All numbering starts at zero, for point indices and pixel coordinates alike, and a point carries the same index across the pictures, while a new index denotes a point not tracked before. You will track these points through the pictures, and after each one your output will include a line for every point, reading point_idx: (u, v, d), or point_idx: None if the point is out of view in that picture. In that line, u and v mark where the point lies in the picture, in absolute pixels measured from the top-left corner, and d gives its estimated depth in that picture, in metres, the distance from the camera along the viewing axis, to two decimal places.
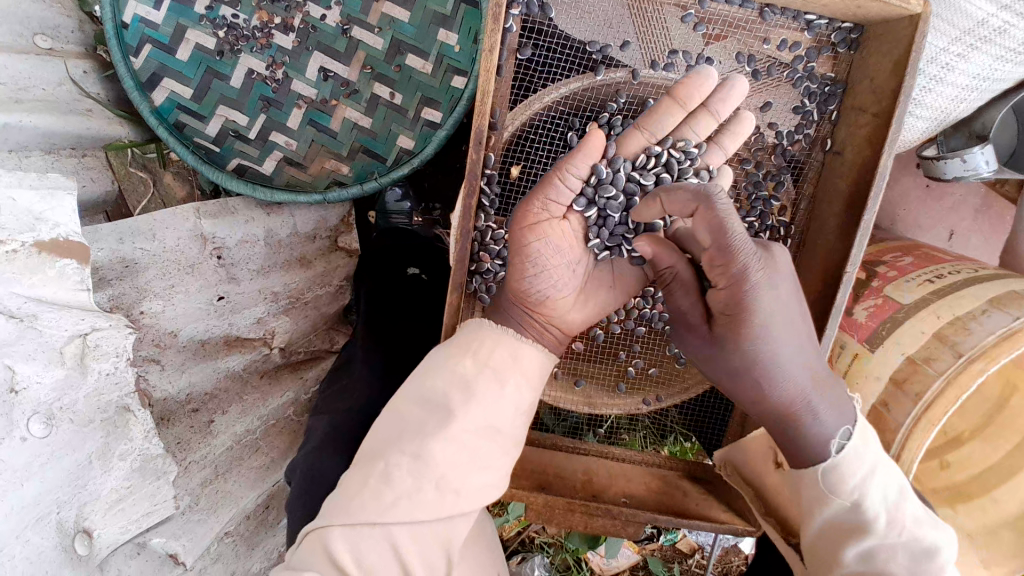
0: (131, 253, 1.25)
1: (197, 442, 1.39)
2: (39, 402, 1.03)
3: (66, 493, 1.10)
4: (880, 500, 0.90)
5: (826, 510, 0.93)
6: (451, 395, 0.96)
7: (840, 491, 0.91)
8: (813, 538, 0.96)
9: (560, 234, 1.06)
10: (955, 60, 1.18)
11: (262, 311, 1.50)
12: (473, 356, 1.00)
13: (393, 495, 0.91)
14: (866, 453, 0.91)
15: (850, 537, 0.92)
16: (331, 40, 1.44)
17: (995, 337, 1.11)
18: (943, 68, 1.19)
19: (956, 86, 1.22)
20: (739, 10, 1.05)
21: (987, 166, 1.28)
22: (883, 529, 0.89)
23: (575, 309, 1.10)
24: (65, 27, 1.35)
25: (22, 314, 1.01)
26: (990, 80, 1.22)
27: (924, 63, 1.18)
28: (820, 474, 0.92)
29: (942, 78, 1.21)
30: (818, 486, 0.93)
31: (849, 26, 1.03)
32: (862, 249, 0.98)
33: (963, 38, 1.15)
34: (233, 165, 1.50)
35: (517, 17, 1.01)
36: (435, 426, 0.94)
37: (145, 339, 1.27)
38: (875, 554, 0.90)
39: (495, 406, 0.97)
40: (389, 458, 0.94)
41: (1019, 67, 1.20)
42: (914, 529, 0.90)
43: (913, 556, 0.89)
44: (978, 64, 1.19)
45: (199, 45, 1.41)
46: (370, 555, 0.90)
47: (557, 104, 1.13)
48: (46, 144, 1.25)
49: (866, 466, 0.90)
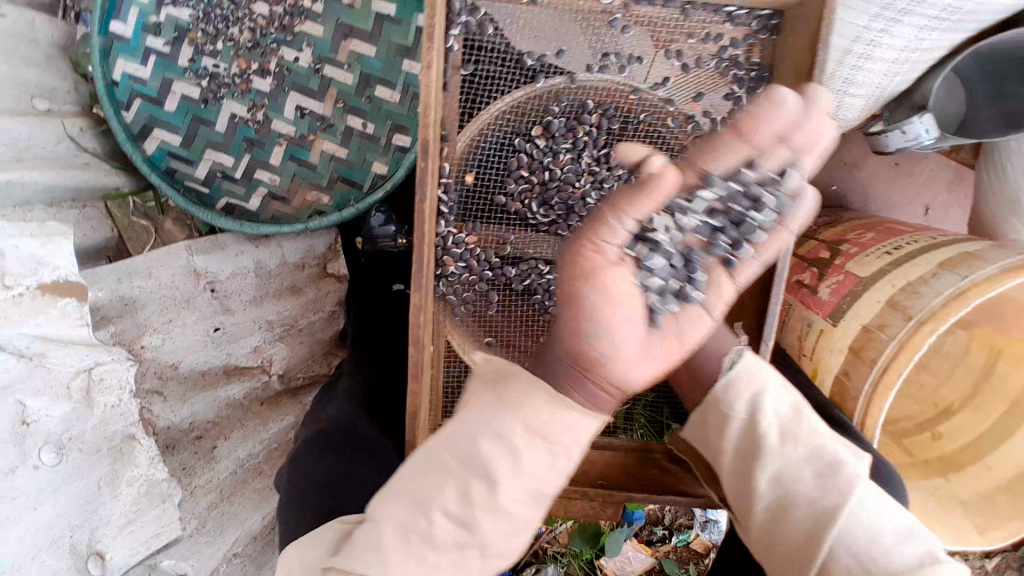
0: (129, 292, 1.35)
1: (201, 467, 1.45)
2: (49, 433, 1.13)
3: (78, 517, 1.17)
4: (772, 413, 0.96)
5: (728, 432, 1.00)
6: (497, 461, 0.82)
7: (732, 407, 0.99)
8: (731, 480, 1.01)
9: (625, 288, 0.94)
10: (879, 36, 1.15)
11: (258, 340, 1.59)
12: (529, 423, 0.84)
13: (397, 559, 0.82)
14: (760, 373, 0.99)
15: (755, 461, 0.96)
16: (305, 81, 1.55)
17: (946, 297, 1.16)
18: (868, 45, 1.16)
19: (885, 61, 1.19)
20: (662, 9, 1.10)
21: (928, 134, 1.25)
22: (776, 443, 0.94)
23: (639, 367, 0.92)
24: (61, 90, 1.44)
25: (30, 352, 1.11)
26: (919, 50, 1.18)
27: (845, 43, 1.16)
28: (717, 396, 1.00)
29: (869, 54, 1.18)
30: (721, 409, 1.00)
31: (768, 13, 1.08)
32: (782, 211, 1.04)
33: (882, 14, 1.11)
34: (221, 205, 1.60)
35: (458, 36, 1.09)
36: (452, 491, 0.83)
37: (147, 372, 1.35)
38: (780, 473, 0.94)
39: (547, 472, 0.84)
40: (389, 517, 0.85)
41: (947, 32, 1.16)
42: (813, 441, 0.93)
43: (825, 472, 0.91)
44: (902, 38, 1.15)
45: (185, 95, 1.52)
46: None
47: (506, 114, 1.18)
48: (48, 198, 1.33)
49: (755, 384, 0.97)
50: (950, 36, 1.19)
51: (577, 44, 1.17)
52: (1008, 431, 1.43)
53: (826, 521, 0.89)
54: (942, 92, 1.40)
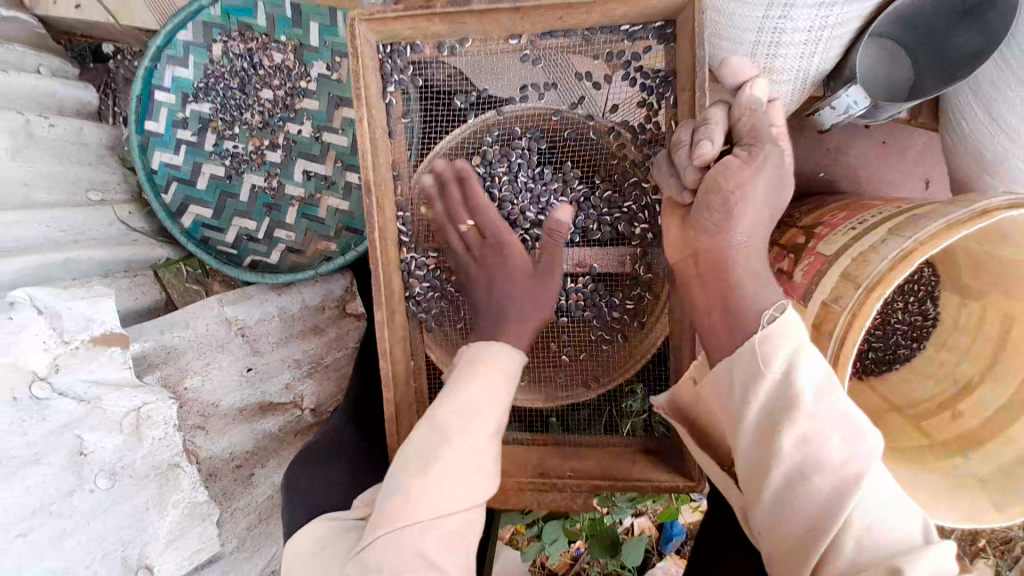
0: (172, 340, 1.61)
1: (240, 491, 1.65)
2: (104, 462, 1.36)
3: (128, 534, 1.38)
4: (806, 375, 0.94)
5: (761, 389, 0.97)
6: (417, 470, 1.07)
7: (770, 363, 0.96)
8: (748, 443, 0.99)
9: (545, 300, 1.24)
10: (781, 23, 1.20)
11: (288, 377, 1.81)
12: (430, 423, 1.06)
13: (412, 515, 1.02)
14: (795, 330, 0.98)
15: (781, 422, 0.95)
16: (308, 148, 1.81)
17: (891, 261, 1.12)
18: (774, 33, 1.22)
19: (796, 44, 1.23)
20: (564, 40, 1.22)
21: (857, 105, 1.27)
22: (812, 407, 0.93)
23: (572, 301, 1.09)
24: (111, 181, 1.80)
25: (88, 396, 1.36)
26: (829, 28, 1.21)
27: (751, 33, 1.23)
28: (756, 349, 0.98)
29: (778, 41, 1.23)
30: (754, 362, 0.98)
31: (660, 25, 1.16)
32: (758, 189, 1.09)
33: (774, 2, 1.17)
34: (247, 262, 1.86)
35: (395, 93, 1.28)
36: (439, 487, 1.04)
37: (191, 411, 1.58)
38: (808, 437, 0.92)
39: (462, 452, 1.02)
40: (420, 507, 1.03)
41: (851, 6, 1.18)
42: (841, 409, 0.92)
43: (851, 441, 0.91)
44: (806, 20, 1.19)
45: (213, 174, 1.82)
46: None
47: (450, 152, 1.36)
48: (103, 270, 1.63)
49: (791, 343, 0.96)
50: (857, 7, 1.19)
51: (500, 79, 1.34)
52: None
53: (841, 495, 0.90)
54: (883, 63, 1.39)
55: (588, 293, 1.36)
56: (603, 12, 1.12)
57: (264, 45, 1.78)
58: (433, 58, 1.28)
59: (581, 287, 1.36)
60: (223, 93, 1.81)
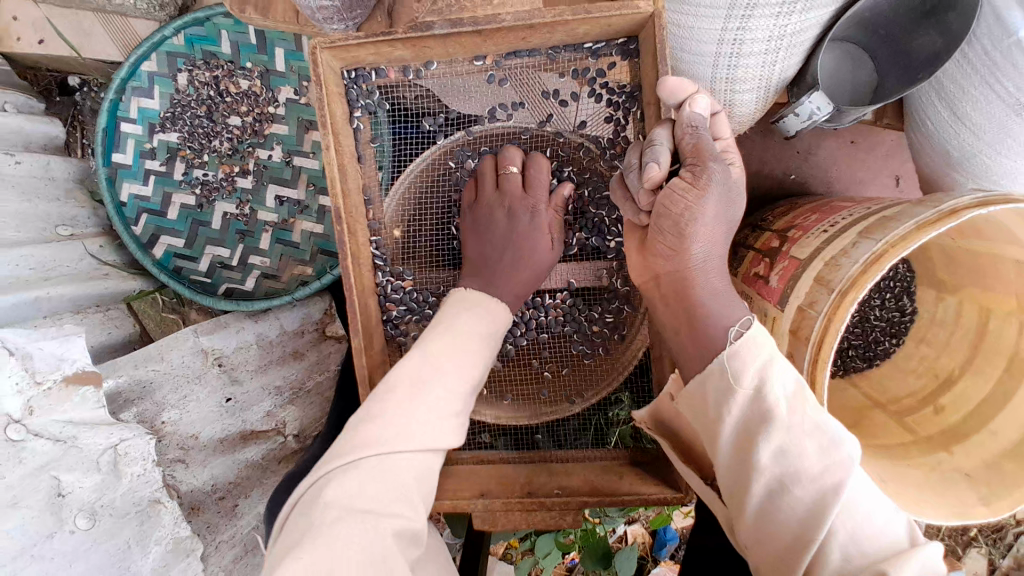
0: (145, 375, 1.58)
1: (224, 523, 1.63)
2: (84, 500, 1.35)
3: (113, 572, 1.36)
4: (779, 389, 0.97)
5: (734, 405, 1.00)
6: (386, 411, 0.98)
7: (740, 379, 0.99)
8: (728, 457, 1.02)
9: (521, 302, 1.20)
10: (739, 33, 1.22)
11: (269, 405, 1.80)
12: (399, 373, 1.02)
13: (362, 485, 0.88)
14: (762, 344, 1.00)
15: (758, 435, 0.97)
16: (279, 173, 1.81)
17: (863, 264, 1.15)
18: (734, 43, 1.24)
19: (756, 54, 1.25)
20: (529, 60, 1.23)
21: (820, 110, 1.29)
22: (787, 419, 0.95)
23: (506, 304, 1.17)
24: (81, 216, 1.77)
25: (63, 436, 1.34)
26: (786, 36, 1.23)
27: (711, 45, 1.25)
28: (725, 366, 1.01)
29: (738, 52, 1.25)
30: (726, 379, 1.01)
31: (624, 40, 1.18)
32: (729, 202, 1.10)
33: (732, 14, 1.19)
34: (223, 290, 1.83)
35: (362, 117, 1.29)
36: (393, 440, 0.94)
37: (170, 444, 1.57)
38: (784, 449, 0.95)
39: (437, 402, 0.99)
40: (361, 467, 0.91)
41: (807, 15, 1.21)
42: (816, 417, 0.94)
43: (828, 451, 0.93)
44: (763, 29, 1.21)
45: (183, 204, 1.81)
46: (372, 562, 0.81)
47: (419, 174, 1.37)
48: (75, 306, 1.60)
49: (759, 358, 0.99)
50: (814, 15, 1.22)
51: (470, 97, 1.32)
52: (1009, 393, 1.39)
53: (823, 504, 0.92)
54: (846, 66, 1.44)
55: (567, 309, 1.35)
56: (562, 31, 1.13)
57: (229, 73, 1.78)
58: (400, 82, 1.29)
59: (560, 303, 1.35)
60: (190, 122, 1.80)
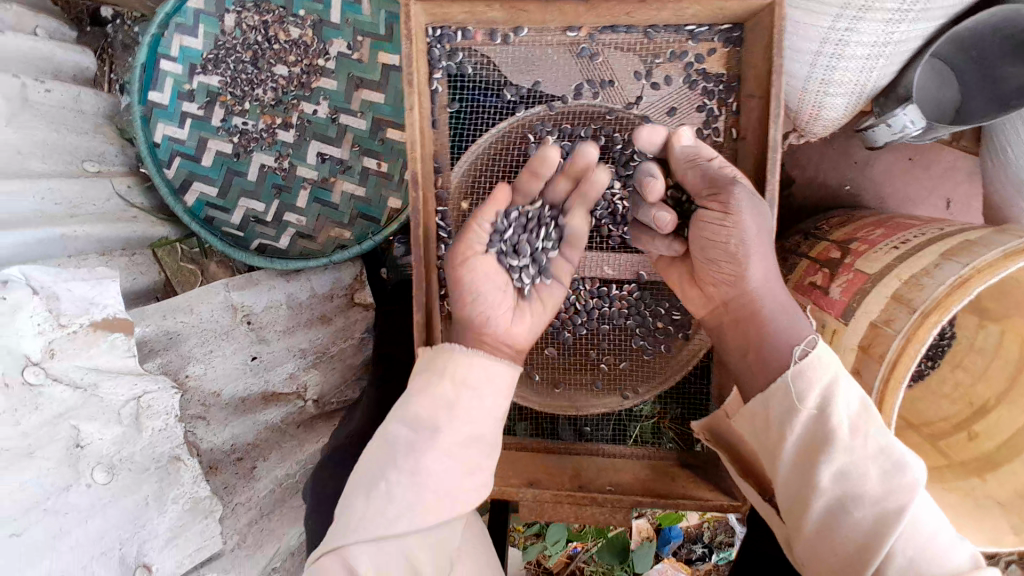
0: (173, 326, 1.51)
1: (242, 486, 1.56)
2: (103, 454, 1.29)
3: (127, 531, 1.29)
4: (843, 407, 0.95)
5: (797, 422, 0.98)
6: (433, 419, 1.09)
7: (805, 397, 0.97)
8: (785, 473, 1.00)
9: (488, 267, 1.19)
10: (846, 35, 1.19)
11: (292, 367, 1.74)
12: (451, 379, 1.13)
13: (395, 509, 1.04)
14: (828, 363, 0.98)
15: (820, 453, 0.95)
16: (324, 130, 1.71)
17: (948, 287, 1.14)
18: (838, 44, 1.21)
19: (859, 57, 1.22)
20: (626, 36, 1.18)
21: (914, 126, 1.27)
22: (851, 439, 0.93)
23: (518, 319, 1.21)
24: (109, 152, 1.67)
25: (84, 382, 1.27)
26: (891, 43, 1.21)
27: (815, 44, 1.22)
28: (789, 382, 0.99)
29: (841, 53, 1.22)
30: (789, 395, 0.99)
31: (728, 27, 1.14)
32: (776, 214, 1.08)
33: (844, 13, 1.17)
34: (255, 246, 1.75)
35: (441, 79, 1.22)
36: (423, 444, 1.08)
37: (192, 400, 1.51)
38: (847, 468, 0.93)
39: (477, 416, 1.12)
40: (388, 478, 1.06)
41: (914, 24, 1.19)
42: (879, 440, 0.93)
43: (891, 473, 0.91)
44: (870, 33, 1.18)
45: (219, 151, 1.71)
46: (383, 560, 1.03)
47: (492, 144, 1.29)
48: (100, 248, 1.51)
49: (825, 375, 0.97)
50: (922, 25, 1.20)
51: (551, 70, 1.26)
52: None
53: (883, 527, 0.89)
54: (934, 82, 1.39)
55: (633, 302, 1.34)
56: (673, 9, 1.08)
57: (281, 20, 1.68)
58: (486, 45, 1.22)
59: (627, 295, 1.34)
60: (234, 67, 1.69)
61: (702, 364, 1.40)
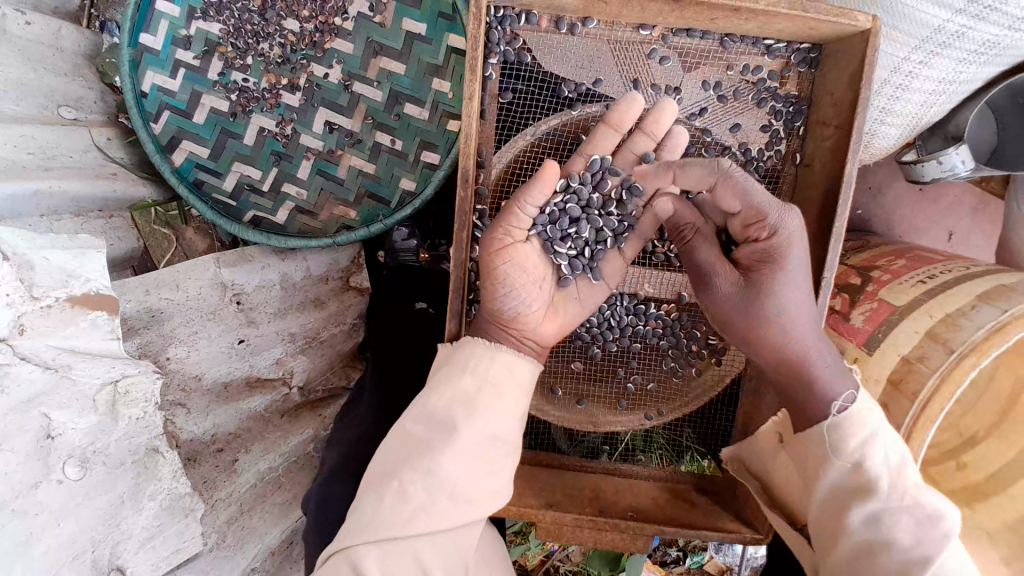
0: (156, 304, 1.34)
1: (223, 481, 1.43)
2: (74, 446, 1.09)
3: (100, 532, 1.13)
4: (881, 458, 0.92)
5: (833, 471, 0.95)
6: (454, 410, 0.98)
7: (841, 450, 0.94)
8: (817, 514, 0.98)
9: (526, 256, 1.10)
10: (918, 68, 1.22)
11: (280, 352, 1.59)
12: (472, 373, 1.01)
13: (410, 510, 0.92)
14: (869, 416, 0.94)
15: (851, 501, 0.93)
16: (334, 96, 1.55)
17: (985, 332, 1.12)
18: (908, 75, 1.23)
19: (923, 91, 1.26)
20: (703, 42, 1.13)
21: (964, 166, 1.32)
22: (884, 491, 0.90)
23: (547, 321, 1.13)
24: (87, 99, 1.48)
25: (55, 365, 1.06)
26: (956, 82, 1.25)
27: (885, 72, 1.22)
28: (824, 430, 0.96)
29: (909, 85, 1.24)
30: (824, 443, 0.96)
31: (807, 47, 1.10)
32: (838, 251, 1.03)
33: (922, 45, 1.18)
34: (249, 217, 1.61)
35: (496, 65, 1.12)
36: (440, 442, 0.95)
37: (172, 384, 1.34)
38: (879, 519, 0.90)
39: (498, 415, 1.00)
40: (401, 475, 0.94)
41: (983, 66, 1.24)
42: (917, 495, 0.90)
43: (923, 527, 0.88)
44: (942, 68, 1.22)
45: (214, 108, 1.54)
46: (395, 565, 0.90)
47: (541, 141, 1.21)
48: (75, 207, 1.31)
49: (863, 427, 0.93)
50: (986, 69, 1.25)
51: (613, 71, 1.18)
52: None
53: None
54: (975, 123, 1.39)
55: (669, 322, 1.29)
56: (762, 21, 1.01)
57: None
58: (550, 34, 1.13)
59: (664, 315, 1.30)
60: (238, 15, 1.51)
61: (729, 392, 1.34)
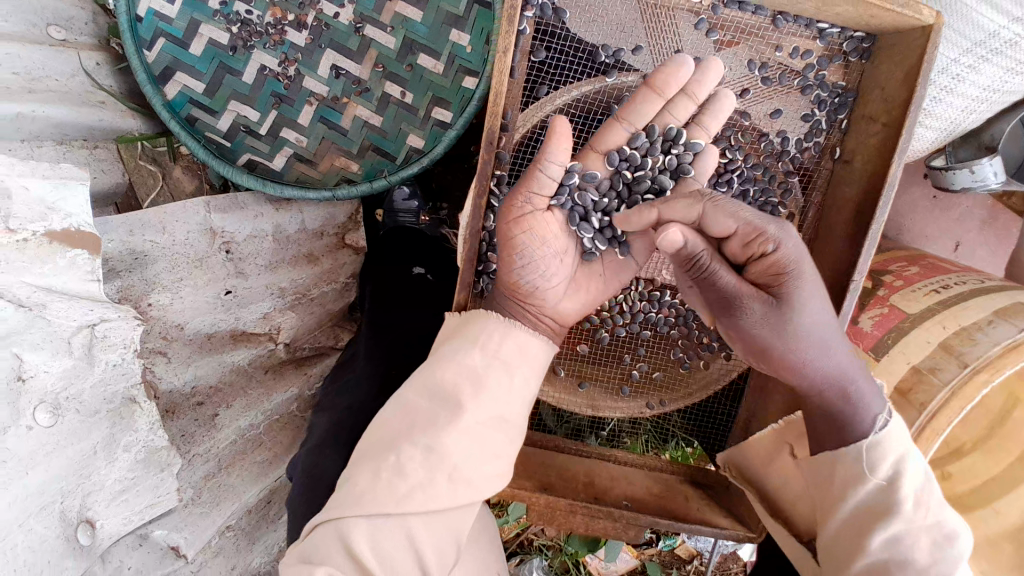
0: (140, 245, 1.26)
1: (202, 435, 1.37)
2: (46, 391, 0.98)
3: (71, 482, 1.04)
4: (909, 479, 0.88)
5: (858, 491, 0.90)
6: (462, 390, 0.93)
7: (875, 469, 0.89)
8: (834, 529, 0.93)
9: (546, 228, 1.05)
10: (965, 71, 1.21)
11: (269, 306, 1.50)
12: (484, 351, 0.97)
13: (407, 487, 0.86)
14: (899, 435, 0.90)
15: (876, 520, 0.89)
16: (343, 39, 1.44)
17: (1001, 348, 1.10)
18: (954, 78, 1.22)
19: (965, 97, 1.26)
20: (751, 17, 1.08)
21: (995, 177, 1.31)
22: (911, 511, 0.87)
23: (567, 301, 1.09)
24: (78, 19, 1.37)
25: (30, 302, 0.96)
26: (1000, 92, 1.25)
27: (935, 73, 1.21)
28: (863, 450, 0.90)
29: (953, 88, 1.24)
30: (858, 462, 0.90)
31: (860, 35, 1.05)
32: (869, 256, 0.99)
33: (974, 50, 1.18)
34: (243, 160, 1.51)
35: (531, 19, 1.04)
36: (445, 419, 0.90)
37: (151, 331, 1.25)
38: (900, 540, 0.87)
39: (509, 398, 0.96)
40: (399, 450, 0.88)
41: None
42: (939, 513, 0.88)
43: (940, 545, 0.86)
44: (989, 76, 1.22)
45: (213, 40, 1.42)
46: (387, 543, 0.85)
47: (569, 106, 1.14)
48: (59, 134, 1.25)
49: (900, 448, 0.89)
50: None
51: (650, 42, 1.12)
52: None
53: None
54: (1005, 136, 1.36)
55: (682, 311, 1.25)
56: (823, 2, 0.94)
57: None
58: None
59: (677, 303, 1.26)
60: None
61: (735, 388, 1.33)
